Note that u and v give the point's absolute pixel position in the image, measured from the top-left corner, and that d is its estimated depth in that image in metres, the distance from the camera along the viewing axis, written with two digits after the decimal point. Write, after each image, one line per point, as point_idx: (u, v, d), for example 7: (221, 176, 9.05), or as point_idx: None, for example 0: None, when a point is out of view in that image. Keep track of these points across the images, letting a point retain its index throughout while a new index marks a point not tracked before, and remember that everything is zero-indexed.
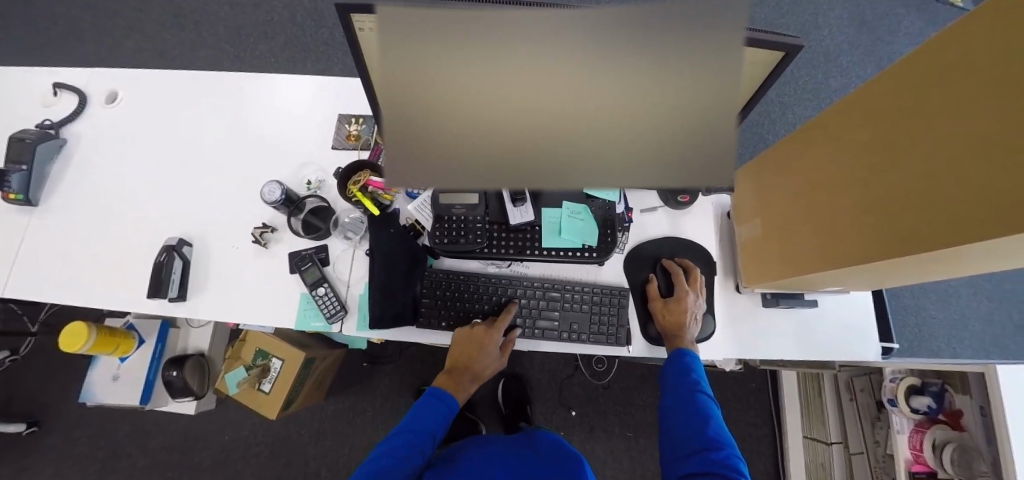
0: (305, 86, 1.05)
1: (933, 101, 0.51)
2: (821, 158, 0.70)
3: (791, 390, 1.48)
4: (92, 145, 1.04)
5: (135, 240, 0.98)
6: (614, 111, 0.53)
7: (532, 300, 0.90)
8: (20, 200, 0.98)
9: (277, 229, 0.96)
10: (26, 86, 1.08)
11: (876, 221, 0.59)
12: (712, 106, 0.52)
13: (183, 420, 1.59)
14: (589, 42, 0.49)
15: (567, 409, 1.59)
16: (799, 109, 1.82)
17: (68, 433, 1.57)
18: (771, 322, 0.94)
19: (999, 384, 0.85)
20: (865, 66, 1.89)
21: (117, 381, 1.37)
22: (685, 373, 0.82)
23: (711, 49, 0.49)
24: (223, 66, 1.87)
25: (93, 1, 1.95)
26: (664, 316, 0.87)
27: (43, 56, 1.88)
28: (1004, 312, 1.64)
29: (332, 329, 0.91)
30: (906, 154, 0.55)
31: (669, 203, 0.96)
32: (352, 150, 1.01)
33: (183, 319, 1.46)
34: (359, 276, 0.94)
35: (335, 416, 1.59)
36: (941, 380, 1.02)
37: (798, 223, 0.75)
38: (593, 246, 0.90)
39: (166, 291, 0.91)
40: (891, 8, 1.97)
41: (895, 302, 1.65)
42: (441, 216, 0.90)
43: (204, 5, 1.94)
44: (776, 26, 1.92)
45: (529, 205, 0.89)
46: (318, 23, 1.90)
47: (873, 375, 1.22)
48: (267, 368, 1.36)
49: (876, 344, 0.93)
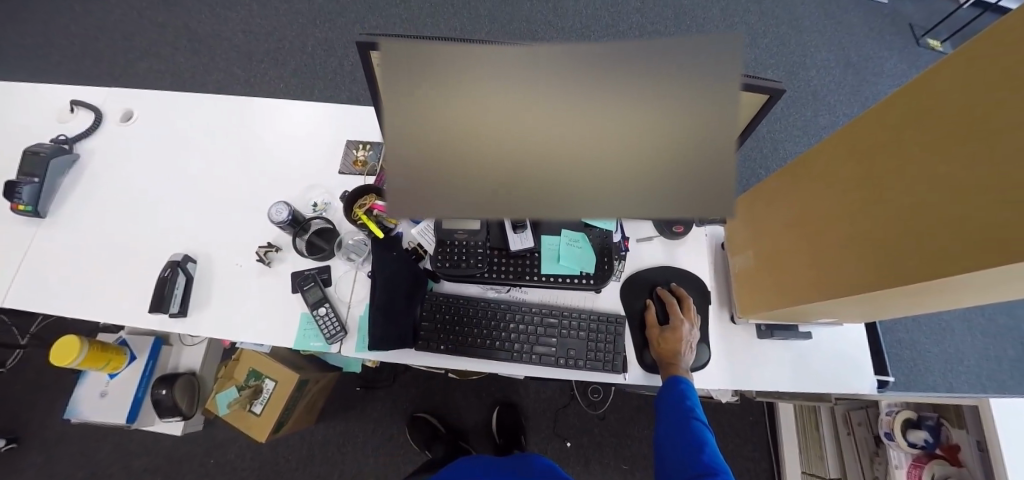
0: (315, 113, 1.09)
1: (914, 137, 0.55)
2: (812, 191, 0.72)
3: (788, 423, 1.48)
4: (104, 160, 1.07)
5: (139, 254, 0.99)
6: (613, 140, 0.55)
7: (530, 325, 0.92)
8: (28, 212, 0.99)
9: (281, 249, 0.98)
10: (44, 102, 1.12)
11: (868, 252, 0.61)
12: (712, 138, 0.54)
13: (169, 441, 1.56)
14: (588, 75, 0.53)
15: (562, 439, 1.57)
16: (791, 144, 1.88)
17: (51, 451, 1.54)
18: (766, 354, 0.95)
19: (995, 418, 0.86)
20: (853, 105, 1.96)
21: (105, 398, 1.35)
22: (679, 401, 0.82)
23: (707, 84, 0.52)
24: (233, 89, 1.93)
25: (112, 24, 2.03)
26: (660, 344, 0.88)
27: (58, 74, 1.94)
28: (999, 348, 1.65)
29: (331, 350, 0.92)
30: (892, 186, 0.57)
31: (664, 233, 0.99)
32: (359, 175, 1.05)
33: (176, 337, 1.45)
34: (360, 297, 0.95)
35: (325, 441, 1.56)
36: (937, 414, 1.02)
37: (791, 254, 0.76)
38: (591, 273, 0.92)
39: (168, 306, 0.91)
40: (876, 52, 2.07)
41: (889, 336, 1.66)
42: (443, 240, 0.92)
43: (219, 32, 2.02)
44: (766, 66, 2.01)
45: (529, 232, 0.92)
46: (328, 53, 1.98)
47: (870, 408, 1.21)
48: (259, 389, 1.35)
49: (871, 376, 0.94)
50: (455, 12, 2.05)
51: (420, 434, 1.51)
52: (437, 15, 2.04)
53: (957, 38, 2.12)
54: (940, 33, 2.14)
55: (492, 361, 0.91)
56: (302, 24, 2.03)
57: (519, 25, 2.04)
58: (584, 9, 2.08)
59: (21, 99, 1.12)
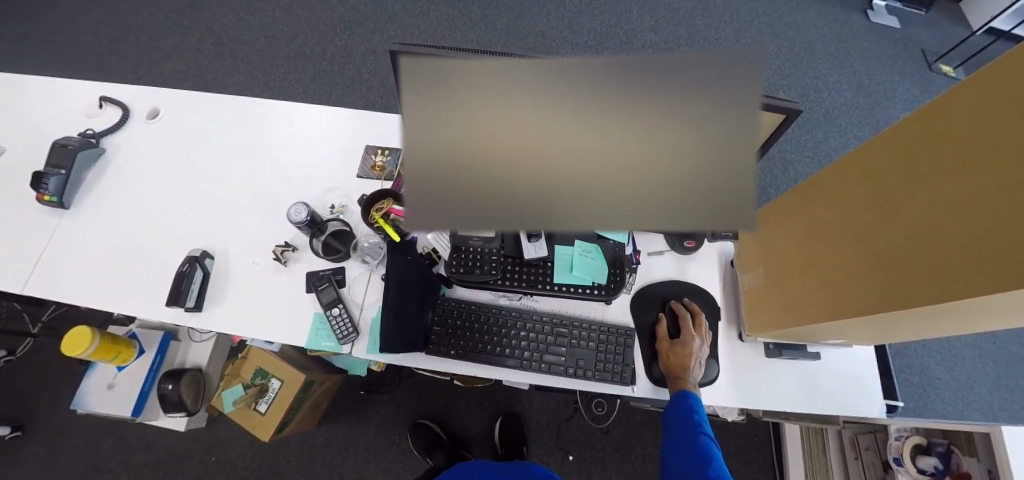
0: (335, 118, 1.12)
1: (926, 160, 0.55)
2: (824, 211, 0.73)
3: (794, 445, 1.46)
4: (128, 156, 1.10)
5: (157, 249, 1.02)
6: (629, 153, 0.56)
7: (540, 334, 0.92)
8: (53, 202, 1.02)
9: (297, 249, 1.00)
10: (74, 97, 1.15)
11: (882, 273, 0.61)
12: (728, 153, 0.54)
13: (171, 437, 1.57)
14: (606, 89, 0.54)
15: (564, 453, 1.56)
16: (801, 164, 1.89)
17: (55, 440, 1.55)
18: (774, 373, 0.94)
19: (1006, 445, 0.85)
20: (865, 128, 1.97)
21: (113, 390, 1.36)
22: (686, 415, 0.82)
23: (725, 99, 0.52)
24: (252, 92, 1.97)
25: (138, 25, 2.08)
26: (669, 357, 0.88)
27: (84, 71, 1.99)
28: (1011, 377, 1.62)
29: (341, 350, 0.93)
30: (904, 208, 0.58)
31: (675, 247, 1.00)
32: (376, 179, 1.07)
33: (185, 332, 1.47)
34: (372, 300, 0.96)
35: (326, 444, 1.56)
36: (948, 441, 1.01)
37: (803, 273, 0.76)
38: (602, 284, 0.93)
39: (184, 301, 0.93)
40: (889, 76, 2.08)
41: (899, 360, 1.64)
42: (458, 246, 0.93)
43: (241, 36, 2.07)
44: (779, 85, 2.03)
45: (543, 241, 0.93)
46: (347, 60, 2.02)
47: (879, 432, 1.21)
48: (265, 388, 1.36)
49: (880, 401, 0.93)
50: (472, 25, 2.09)
51: (422, 441, 1.51)
52: (454, 28, 2.08)
53: (970, 64, 2.13)
54: (953, 59, 2.15)
55: (500, 368, 0.92)
56: (322, 31, 2.08)
57: (535, 39, 2.08)
58: (598, 25, 2.11)
59: (52, 94, 1.16)
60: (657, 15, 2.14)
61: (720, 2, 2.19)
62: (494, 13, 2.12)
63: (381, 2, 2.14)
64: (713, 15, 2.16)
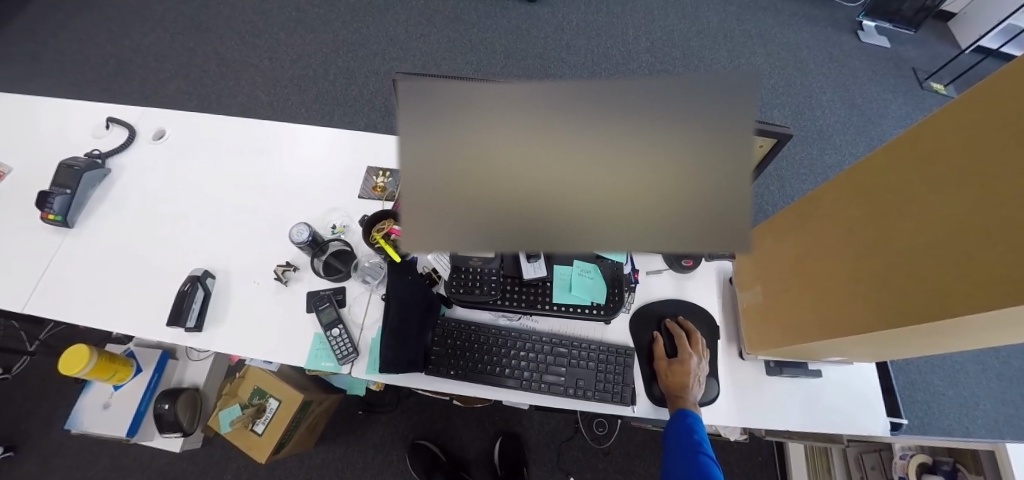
0: (331, 140, 1.14)
1: (918, 182, 0.57)
2: (819, 231, 0.73)
3: (799, 466, 1.43)
4: (132, 174, 1.11)
5: (159, 267, 1.02)
6: (623, 177, 0.57)
7: (540, 354, 0.92)
8: (58, 221, 1.03)
9: (299, 268, 1.01)
10: (81, 120, 1.18)
11: (879, 297, 0.61)
12: (720, 176, 0.56)
13: (166, 458, 1.55)
14: (599, 119, 0.55)
15: (565, 475, 1.53)
16: (798, 182, 1.90)
17: (46, 462, 1.52)
18: (775, 393, 0.94)
19: (1012, 465, 0.85)
20: (861, 145, 1.99)
21: (110, 410, 1.35)
22: (686, 435, 0.82)
23: (715, 125, 0.54)
24: (255, 112, 2.00)
25: (145, 46, 2.13)
26: (667, 376, 0.88)
27: (90, 91, 2.02)
28: (1016, 392, 1.61)
29: (341, 370, 0.92)
30: (896, 227, 0.59)
31: (674, 266, 1.01)
32: (377, 200, 1.08)
33: (184, 351, 1.46)
34: (373, 320, 0.96)
35: (323, 466, 1.53)
36: (953, 459, 1.00)
37: (800, 292, 0.76)
38: (601, 303, 0.93)
39: (185, 320, 0.93)
40: (881, 94, 2.12)
41: (903, 378, 1.63)
42: (458, 266, 0.95)
43: (247, 57, 2.11)
44: (773, 105, 2.06)
45: (542, 262, 0.93)
46: (350, 80, 2.06)
47: (884, 451, 1.18)
48: (262, 408, 1.34)
49: (884, 419, 0.92)
50: (472, 47, 2.14)
51: (420, 462, 1.49)
52: (454, 49, 2.13)
53: (960, 81, 2.17)
54: (944, 76, 2.19)
55: (501, 388, 0.91)
56: (326, 53, 2.12)
57: (532, 60, 2.12)
58: (596, 46, 2.16)
59: (59, 116, 1.18)
60: (653, 37, 2.19)
61: (714, 25, 2.25)
62: (492, 35, 2.17)
63: (383, 25, 2.19)
64: (708, 37, 2.21)
